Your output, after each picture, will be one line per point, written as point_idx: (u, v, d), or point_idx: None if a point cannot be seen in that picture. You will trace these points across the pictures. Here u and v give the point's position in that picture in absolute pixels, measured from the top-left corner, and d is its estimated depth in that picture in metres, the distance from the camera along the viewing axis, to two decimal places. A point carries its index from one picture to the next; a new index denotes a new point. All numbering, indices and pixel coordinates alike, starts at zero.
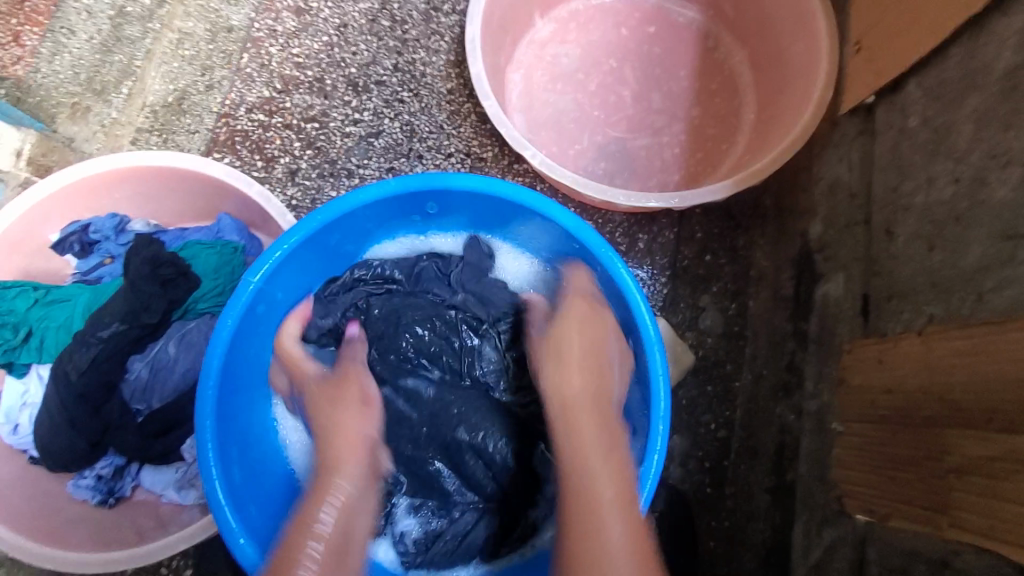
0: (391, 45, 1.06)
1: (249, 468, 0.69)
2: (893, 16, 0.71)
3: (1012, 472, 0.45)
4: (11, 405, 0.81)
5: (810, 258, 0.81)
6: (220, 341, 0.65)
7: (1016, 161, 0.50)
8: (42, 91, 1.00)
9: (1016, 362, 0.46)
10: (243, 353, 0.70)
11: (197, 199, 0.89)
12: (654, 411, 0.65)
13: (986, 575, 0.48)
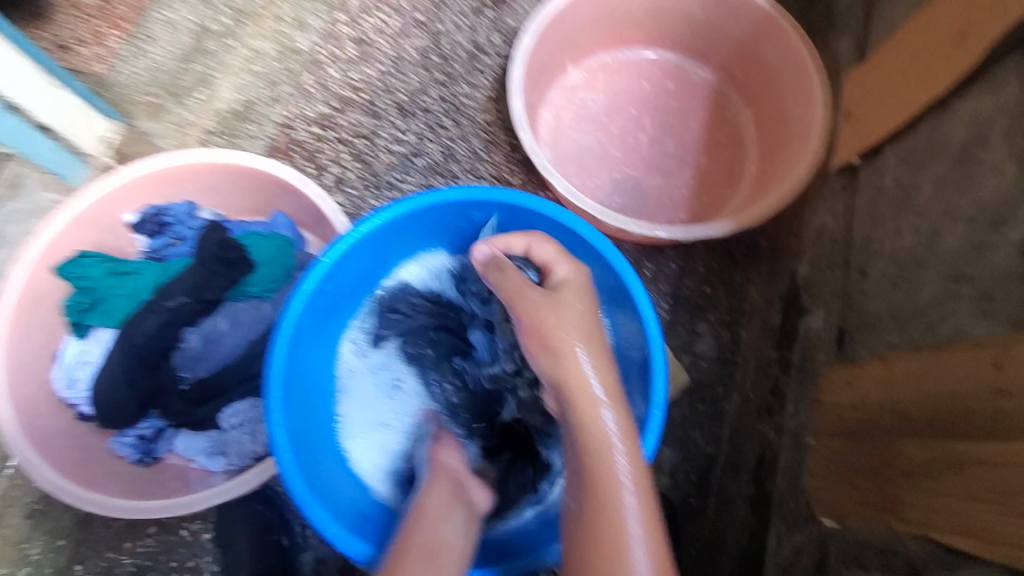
0: (438, 78, 1.20)
1: (306, 432, 0.75)
2: (877, 93, 0.84)
3: (943, 470, 0.54)
4: (71, 363, 0.89)
5: (797, 294, 0.91)
6: (293, 311, 0.72)
7: (963, 217, 0.61)
8: (121, 88, 1.14)
9: (950, 378, 0.55)
10: (307, 326, 0.76)
11: (257, 196, 1.00)
12: (654, 401, 0.72)
13: (921, 560, 0.56)
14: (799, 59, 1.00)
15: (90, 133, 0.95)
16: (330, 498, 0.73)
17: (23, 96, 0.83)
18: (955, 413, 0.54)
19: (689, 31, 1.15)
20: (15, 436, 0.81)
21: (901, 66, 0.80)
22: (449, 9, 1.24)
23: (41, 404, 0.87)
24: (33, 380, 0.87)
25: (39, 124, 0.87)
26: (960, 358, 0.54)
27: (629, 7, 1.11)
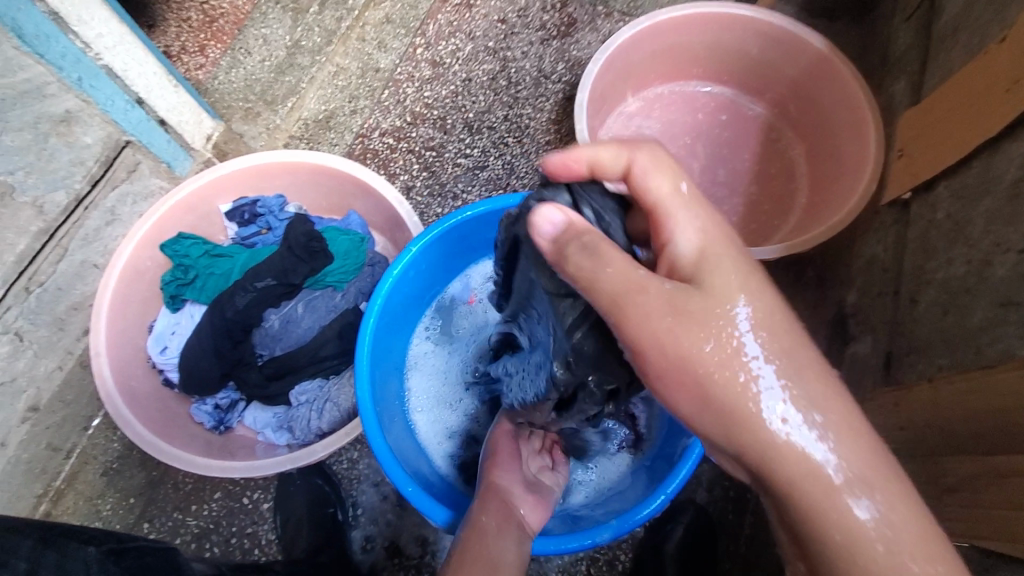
0: (505, 100, 1.29)
1: (384, 407, 0.80)
2: (931, 132, 0.88)
3: (991, 485, 0.57)
4: (163, 331, 0.99)
5: (845, 321, 0.94)
6: (382, 291, 0.79)
7: (1014, 249, 0.65)
8: (217, 94, 1.24)
9: (1000, 398, 0.58)
10: (392, 308, 0.83)
11: (336, 195, 1.09)
12: None
13: None
14: (853, 99, 1.05)
15: (198, 130, 1.06)
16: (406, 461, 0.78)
17: (150, 92, 0.94)
18: (999, 428, 0.58)
19: (745, 68, 1.21)
20: (112, 392, 0.90)
21: (954, 108, 0.84)
22: (519, 38, 1.34)
23: (134, 368, 0.96)
24: (129, 345, 0.97)
25: (160, 117, 0.97)
26: (1006, 376, 0.58)
27: (689, 43, 1.19)
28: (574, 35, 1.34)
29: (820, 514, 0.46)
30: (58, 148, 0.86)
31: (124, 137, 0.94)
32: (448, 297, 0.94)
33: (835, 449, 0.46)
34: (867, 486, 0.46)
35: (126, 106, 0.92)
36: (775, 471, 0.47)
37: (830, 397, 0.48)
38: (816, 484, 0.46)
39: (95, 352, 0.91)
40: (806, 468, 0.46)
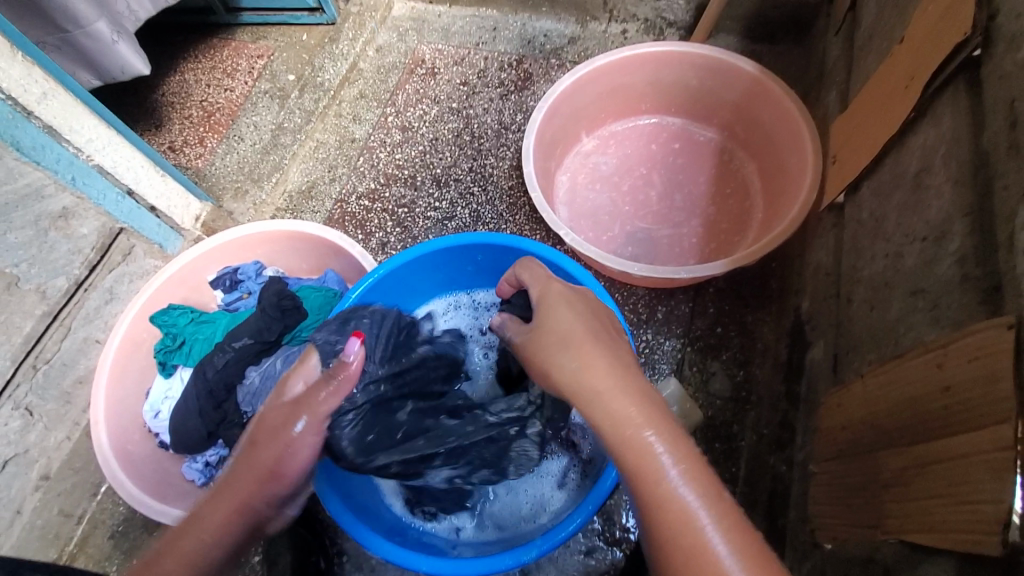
0: (469, 153, 1.38)
1: None
2: (853, 137, 0.91)
3: (915, 476, 0.55)
4: (157, 398, 1.07)
5: (802, 329, 0.94)
6: None
7: (917, 238, 0.65)
8: (213, 178, 1.32)
9: (910, 385, 0.58)
10: None
11: (313, 256, 1.18)
12: None
13: (897, 562, 0.57)
14: (788, 115, 1.08)
15: (186, 212, 1.20)
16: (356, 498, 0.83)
17: (139, 184, 1.08)
18: (917, 418, 0.57)
19: (690, 98, 1.27)
20: (109, 456, 0.97)
21: (869, 111, 0.87)
22: (479, 96, 1.44)
23: (131, 434, 1.04)
24: (127, 411, 1.05)
25: (149, 205, 1.11)
26: (915, 364, 0.58)
27: (632, 82, 1.25)
28: (531, 88, 1.44)
29: (669, 518, 0.51)
30: (58, 240, 0.98)
31: (117, 226, 1.07)
32: None
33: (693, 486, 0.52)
34: (714, 512, 0.51)
35: (117, 198, 1.05)
36: (636, 474, 0.54)
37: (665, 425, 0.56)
38: (659, 486, 0.53)
39: (94, 420, 0.99)
40: (652, 471, 0.53)
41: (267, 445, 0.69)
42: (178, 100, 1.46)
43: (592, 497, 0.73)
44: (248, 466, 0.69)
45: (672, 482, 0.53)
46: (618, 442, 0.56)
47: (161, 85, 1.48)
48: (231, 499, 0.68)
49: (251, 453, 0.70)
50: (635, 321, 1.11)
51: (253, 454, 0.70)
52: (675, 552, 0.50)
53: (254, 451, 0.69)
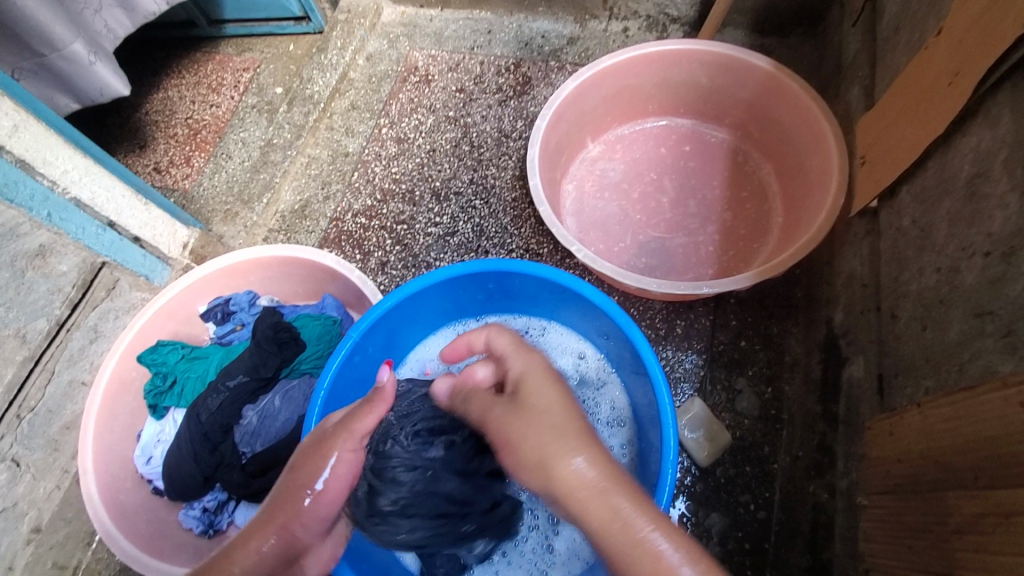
0: (469, 163, 1.31)
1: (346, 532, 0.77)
2: (885, 137, 0.85)
3: (998, 525, 0.49)
4: (149, 442, 1.00)
5: (836, 343, 0.88)
6: (326, 378, 0.81)
7: (977, 252, 0.61)
8: (202, 201, 1.27)
9: (987, 421, 0.52)
10: (340, 395, 0.84)
11: (310, 282, 1.11)
12: (665, 461, 0.73)
13: None
14: (809, 113, 1.02)
15: (173, 240, 1.13)
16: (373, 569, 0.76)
17: (120, 214, 1.01)
18: (993, 460, 0.51)
19: (699, 98, 1.21)
20: (99, 509, 0.91)
21: (901, 110, 0.81)
22: (477, 103, 1.38)
23: (122, 481, 0.97)
24: (117, 457, 0.99)
25: (133, 236, 1.04)
26: (988, 399, 0.52)
27: (639, 83, 1.19)
28: (530, 92, 1.37)
29: None
30: (36, 280, 0.91)
31: (98, 260, 1.00)
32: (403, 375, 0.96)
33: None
34: None
35: (97, 230, 0.98)
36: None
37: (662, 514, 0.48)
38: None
39: (83, 470, 0.92)
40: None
41: (306, 463, 0.66)
42: (162, 119, 1.39)
43: None
44: (290, 485, 0.65)
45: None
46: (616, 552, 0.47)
47: (143, 104, 1.41)
48: (269, 527, 0.63)
49: (293, 476, 0.66)
50: (654, 338, 1.05)
51: (293, 474, 0.66)
52: None
53: (296, 470, 0.66)
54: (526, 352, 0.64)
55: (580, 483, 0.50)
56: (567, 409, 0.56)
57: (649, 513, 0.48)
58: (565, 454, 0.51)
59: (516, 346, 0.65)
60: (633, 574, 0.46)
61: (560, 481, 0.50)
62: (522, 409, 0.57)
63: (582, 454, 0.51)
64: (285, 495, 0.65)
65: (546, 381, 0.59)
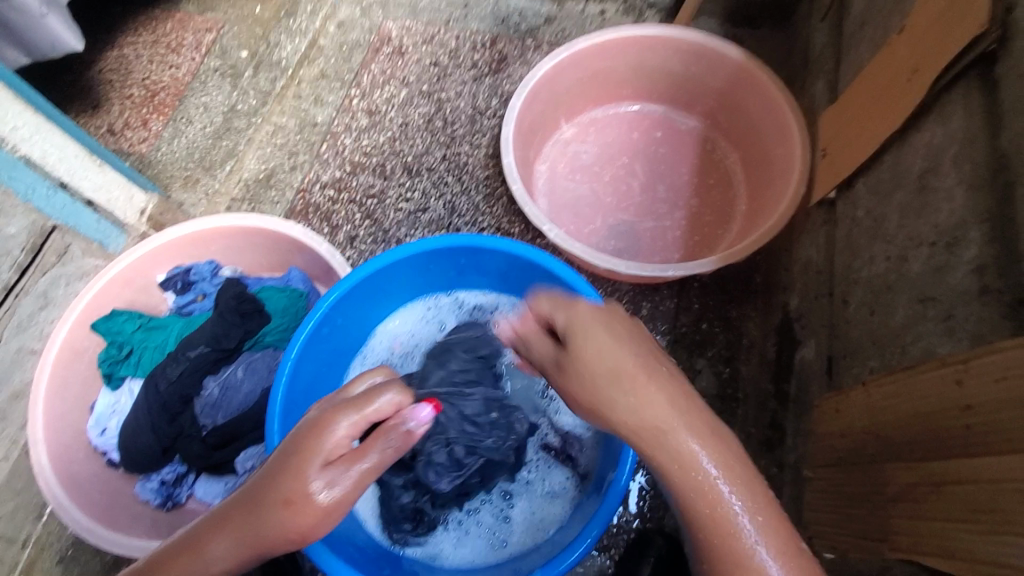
0: (442, 139, 1.29)
1: None
2: (846, 130, 0.88)
3: (929, 493, 0.54)
4: (104, 412, 0.98)
5: (791, 326, 0.92)
6: (295, 346, 0.81)
7: (925, 242, 0.66)
8: (160, 165, 1.23)
9: (924, 399, 0.56)
10: (310, 365, 0.85)
11: (277, 254, 1.08)
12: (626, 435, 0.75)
13: None
14: (776, 105, 1.05)
15: (129, 206, 1.08)
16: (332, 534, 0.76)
17: (73, 175, 0.96)
18: (930, 433, 0.55)
19: (672, 84, 1.22)
20: (51, 480, 0.88)
21: (861, 106, 0.85)
22: (451, 79, 1.35)
23: (75, 452, 0.94)
24: (70, 428, 0.95)
25: (86, 199, 1.00)
26: (927, 377, 0.56)
27: (614, 66, 1.19)
28: (506, 70, 1.36)
29: (719, 530, 0.50)
30: None
31: (50, 223, 0.96)
32: (371, 347, 0.96)
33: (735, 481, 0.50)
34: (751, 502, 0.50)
35: (48, 192, 0.94)
36: (684, 481, 0.50)
37: (714, 439, 0.51)
38: (733, 538, 0.49)
39: (33, 439, 0.89)
40: (719, 525, 0.50)
41: (271, 489, 0.57)
42: (117, 78, 1.30)
43: (594, 523, 0.71)
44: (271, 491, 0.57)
45: (748, 535, 0.49)
46: (675, 478, 0.51)
47: (96, 61, 1.32)
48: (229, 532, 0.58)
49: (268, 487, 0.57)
50: None
51: (256, 517, 0.57)
52: (718, 541, 0.50)
53: (285, 514, 0.56)
54: (575, 304, 0.59)
55: (653, 434, 0.51)
56: (626, 352, 0.54)
57: (720, 454, 0.51)
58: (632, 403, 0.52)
59: (556, 302, 0.60)
60: (680, 486, 0.51)
61: (621, 423, 0.53)
62: (575, 358, 0.55)
63: (651, 405, 0.51)
64: (254, 503, 0.58)
65: (596, 330, 0.56)
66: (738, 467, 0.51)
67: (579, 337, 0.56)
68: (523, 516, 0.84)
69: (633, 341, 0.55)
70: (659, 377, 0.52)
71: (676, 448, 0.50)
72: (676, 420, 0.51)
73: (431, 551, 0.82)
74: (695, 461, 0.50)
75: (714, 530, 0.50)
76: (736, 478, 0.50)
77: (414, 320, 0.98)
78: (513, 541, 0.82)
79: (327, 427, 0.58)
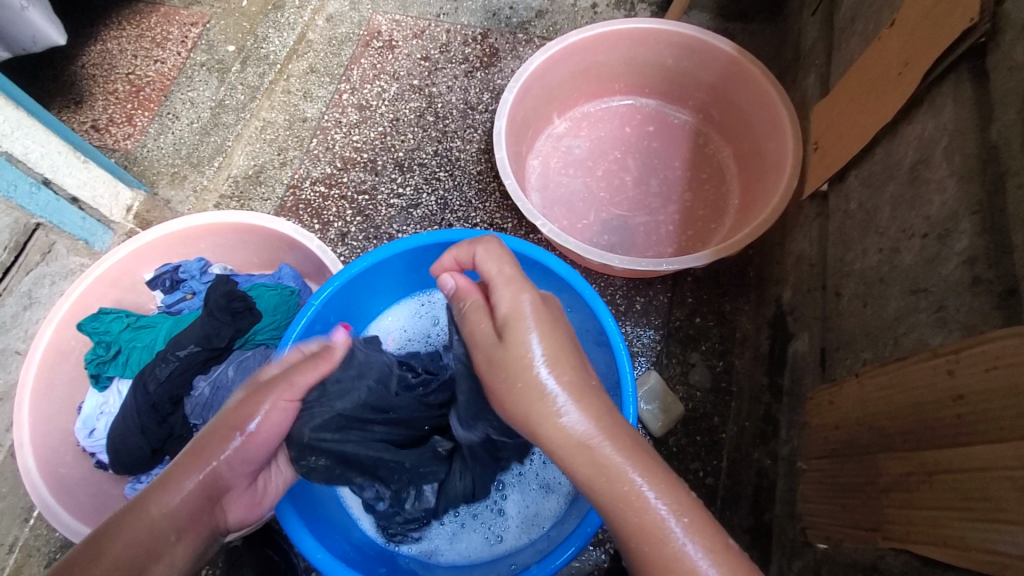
0: (433, 135, 1.28)
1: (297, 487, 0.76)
2: (838, 123, 0.88)
3: (923, 483, 0.54)
4: (91, 413, 0.95)
5: (784, 319, 0.92)
6: (287, 344, 0.80)
7: (917, 233, 0.66)
8: (146, 162, 1.20)
9: (916, 389, 0.57)
10: None
11: (267, 251, 1.07)
12: None
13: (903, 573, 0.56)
14: (768, 99, 1.05)
15: (115, 202, 1.07)
16: (326, 533, 0.75)
17: (56, 172, 0.95)
18: (923, 423, 0.55)
19: (664, 78, 1.22)
20: (38, 483, 0.87)
21: (852, 99, 0.85)
22: (443, 73, 1.34)
23: (62, 455, 0.93)
24: (57, 430, 0.94)
25: (70, 196, 0.98)
26: (919, 367, 0.56)
27: (606, 60, 1.19)
28: (497, 65, 1.35)
29: (653, 544, 0.49)
30: None
31: (33, 221, 0.93)
32: None
33: (660, 493, 0.50)
34: (684, 518, 0.50)
35: (31, 189, 0.92)
36: (599, 489, 0.51)
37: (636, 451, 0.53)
38: (653, 546, 0.49)
39: (18, 442, 0.87)
40: (646, 530, 0.49)
41: (192, 464, 0.63)
42: (100, 73, 1.28)
43: (590, 518, 0.70)
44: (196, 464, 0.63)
45: (676, 537, 0.49)
46: (604, 490, 0.51)
47: (79, 55, 1.29)
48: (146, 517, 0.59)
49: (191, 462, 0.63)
50: (614, 313, 1.07)
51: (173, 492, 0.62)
52: (648, 549, 0.49)
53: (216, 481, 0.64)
54: (514, 283, 0.61)
55: (572, 445, 0.53)
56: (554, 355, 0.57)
57: (642, 464, 0.52)
58: (564, 435, 0.53)
59: (512, 275, 0.62)
60: (603, 495, 0.51)
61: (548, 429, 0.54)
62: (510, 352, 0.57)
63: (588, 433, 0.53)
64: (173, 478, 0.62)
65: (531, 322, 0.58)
66: (661, 478, 0.52)
67: (521, 323, 0.58)
68: (519, 511, 0.83)
69: (552, 339, 0.58)
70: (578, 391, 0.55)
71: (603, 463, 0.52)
72: (600, 435, 0.53)
73: (426, 548, 0.82)
74: (620, 473, 0.51)
75: (643, 536, 0.49)
76: (664, 488, 0.51)
77: (407, 317, 0.97)
78: (508, 536, 0.82)
79: (253, 401, 0.66)
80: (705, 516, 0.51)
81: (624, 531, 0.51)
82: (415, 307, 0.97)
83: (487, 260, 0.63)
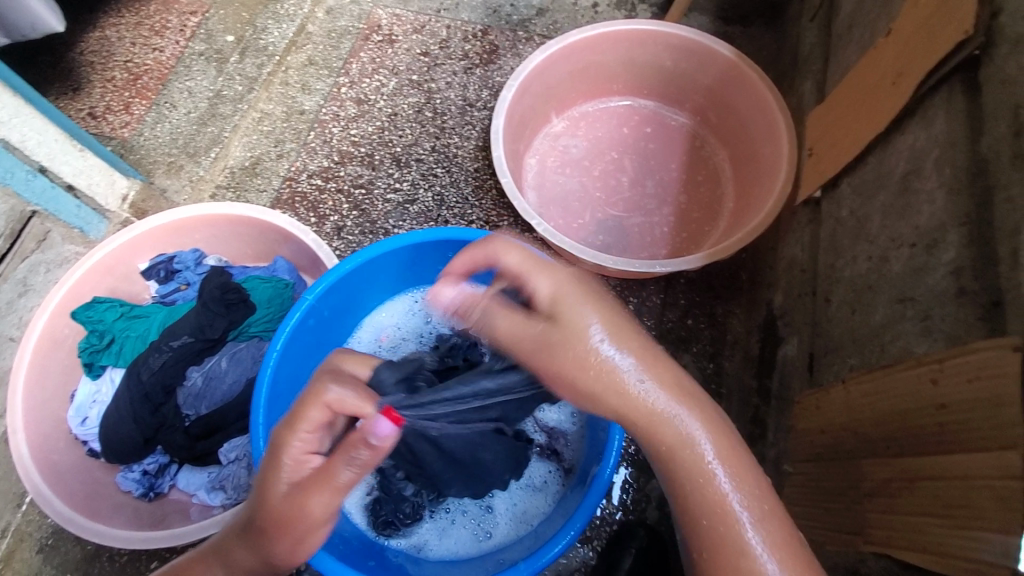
0: (431, 130, 1.28)
1: None
2: (833, 130, 0.89)
3: (904, 488, 0.55)
4: (83, 401, 0.96)
5: (774, 323, 0.93)
6: (280, 338, 0.80)
7: (905, 243, 0.67)
8: (142, 151, 1.20)
9: (900, 397, 0.58)
10: (295, 356, 0.84)
11: (262, 243, 1.07)
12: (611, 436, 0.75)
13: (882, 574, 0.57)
14: (765, 104, 1.05)
15: (110, 191, 1.07)
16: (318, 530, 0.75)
17: (53, 160, 0.94)
18: (905, 430, 0.57)
19: (662, 80, 1.22)
20: (30, 470, 0.87)
21: (847, 108, 0.86)
22: (442, 69, 1.34)
23: (55, 443, 0.93)
24: (50, 417, 0.94)
25: (67, 183, 0.97)
26: (904, 375, 0.58)
27: (605, 61, 1.19)
28: (497, 62, 1.35)
29: (718, 527, 0.53)
30: None
31: (30, 208, 0.94)
32: (357, 340, 0.96)
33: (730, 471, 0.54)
34: (749, 499, 0.53)
35: (28, 175, 0.92)
36: (678, 465, 0.54)
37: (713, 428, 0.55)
38: (724, 522, 0.52)
39: (11, 429, 0.88)
40: (722, 510, 0.53)
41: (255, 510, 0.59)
42: (98, 61, 1.27)
43: (578, 515, 0.71)
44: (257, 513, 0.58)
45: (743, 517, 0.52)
46: (684, 468, 0.54)
47: (77, 42, 1.27)
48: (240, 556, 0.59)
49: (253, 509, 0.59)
50: None
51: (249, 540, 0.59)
52: (716, 525, 0.53)
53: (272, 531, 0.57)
54: (549, 269, 0.61)
55: (653, 420, 0.54)
56: (627, 333, 0.57)
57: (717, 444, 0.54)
58: (645, 416, 0.54)
59: (537, 265, 0.62)
60: (681, 471, 0.54)
61: (624, 411, 0.55)
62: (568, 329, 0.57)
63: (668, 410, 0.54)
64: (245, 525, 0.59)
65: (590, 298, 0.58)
66: (735, 458, 0.54)
67: (566, 307, 0.58)
68: (508, 508, 0.84)
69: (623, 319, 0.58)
70: (652, 359, 0.56)
71: (681, 443, 0.54)
72: (675, 412, 0.54)
73: (415, 543, 0.82)
74: (694, 449, 0.54)
75: (717, 515, 0.53)
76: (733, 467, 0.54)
77: (401, 313, 0.98)
78: (498, 532, 0.83)
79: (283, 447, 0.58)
80: (770, 501, 0.54)
81: (698, 507, 0.54)
82: (409, 303, 0.98)
83: (502, 253, 0.64)
